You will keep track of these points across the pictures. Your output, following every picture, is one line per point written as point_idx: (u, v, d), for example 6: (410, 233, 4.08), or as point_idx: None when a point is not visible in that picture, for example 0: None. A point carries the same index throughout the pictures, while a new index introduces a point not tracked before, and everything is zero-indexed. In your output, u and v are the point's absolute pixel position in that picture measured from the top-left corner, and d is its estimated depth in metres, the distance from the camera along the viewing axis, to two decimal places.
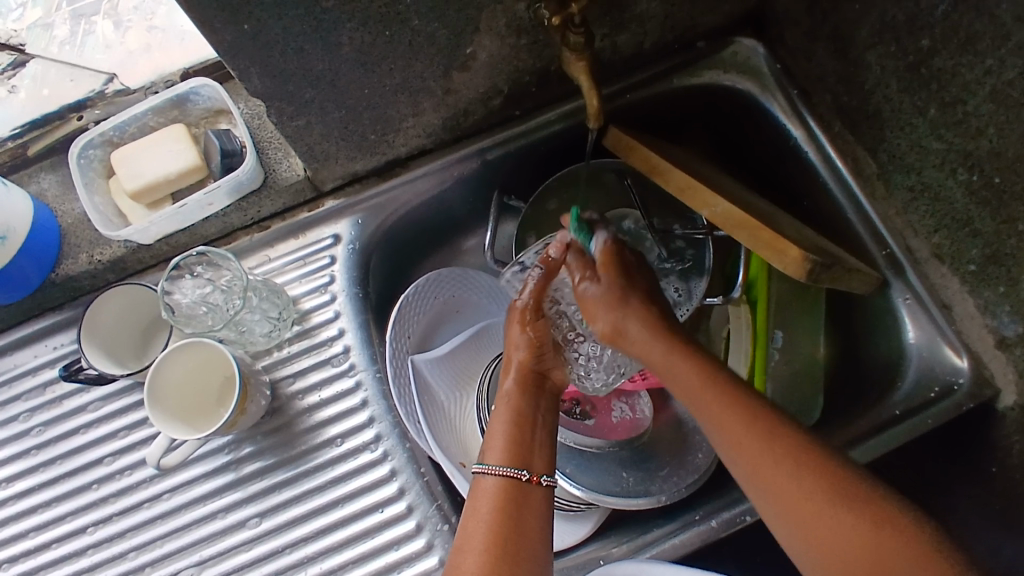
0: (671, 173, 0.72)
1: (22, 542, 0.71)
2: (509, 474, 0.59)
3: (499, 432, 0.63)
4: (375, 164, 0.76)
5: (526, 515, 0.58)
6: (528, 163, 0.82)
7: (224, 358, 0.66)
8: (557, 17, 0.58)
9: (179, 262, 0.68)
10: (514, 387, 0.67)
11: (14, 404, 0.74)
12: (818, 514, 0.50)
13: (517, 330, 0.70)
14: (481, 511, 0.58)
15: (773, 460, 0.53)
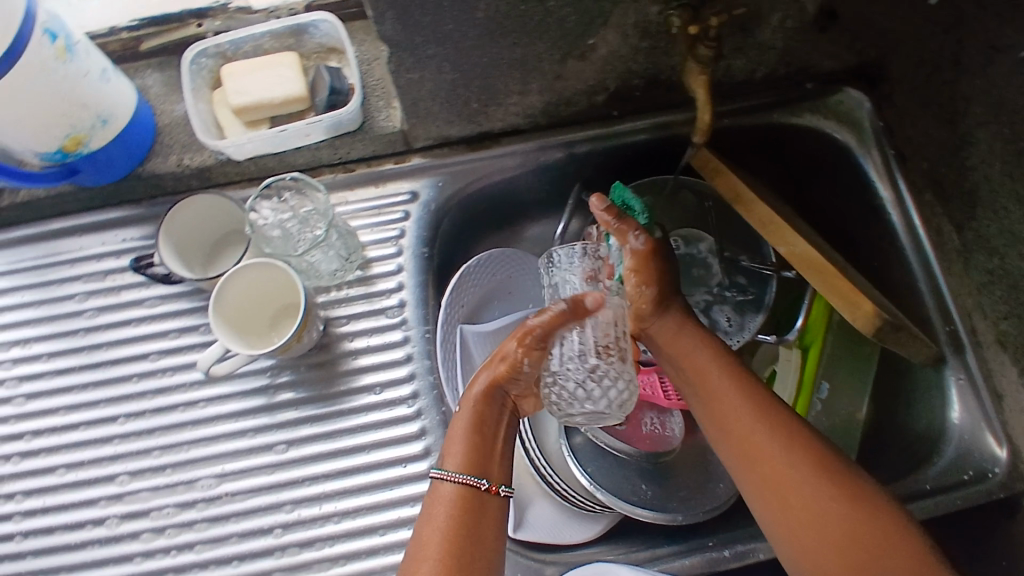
0: (754, 204, 0.73)
1: (52, 418, 0.72)
2: (467, 482, 0.57)
3: (458, 431, 0.60)
4: (469, 133, 0.77)
5: (483, 523, 0.57)
6: (612, 165, 0.82)
7: (293, 285, 0.68)
8: (694, 27, 0.59)
9: (271, 183, 0.70)
10: (481, 397, 0.62)
11: (74, 283, 0.75)
12: (798, 481, 0.56)
13: (512, 344, 0.63)
14: (435, 519, 0.56)
15: (762, 437, 0.59)
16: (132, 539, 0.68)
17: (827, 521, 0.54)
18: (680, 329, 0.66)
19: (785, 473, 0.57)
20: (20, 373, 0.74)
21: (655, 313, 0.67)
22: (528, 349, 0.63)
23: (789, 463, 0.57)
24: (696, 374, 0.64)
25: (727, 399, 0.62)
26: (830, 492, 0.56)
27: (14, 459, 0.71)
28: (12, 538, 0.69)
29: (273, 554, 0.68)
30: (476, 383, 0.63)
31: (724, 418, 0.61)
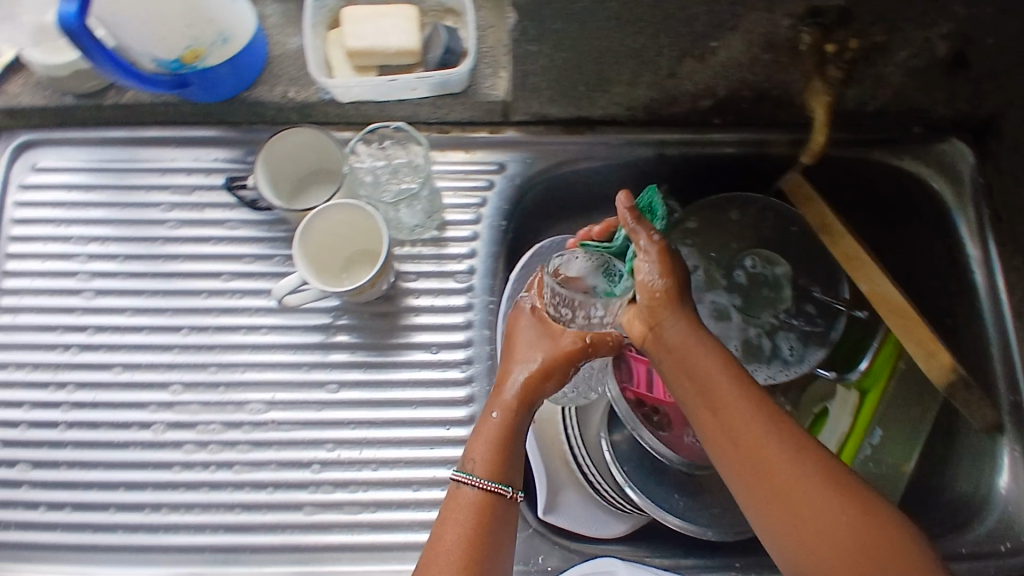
0: (843, 237, 0.74)
1: (117, 316, 0.72)
2: (490, 489, 0.57)
3: (495, 438, 0.59)
4: (568, 115, 0.76)
5: (500, 532, 0.57)
6: (700, 174, 0.82)
7: (377, 232, 0.69)
8: (835, 46, 0.63)
9: (375, 128, 0.71)
10: (512, 406, 0.61)
11: (162, 193, 0.76)
12: (804, 489, 0.52)
13: (560, 358, 0.63)
14: (455, 523, 0.56)
15: (766, 440, 0.54)
16: (175, 448, 0.69)
17: (837, 531, 0.51)
18: (690, 331, 0.58)
19: (812, 502, 0.52)
20: (93, 268, 0.74)
21: (667, 309, 0.58)
22: (573, 366, 0.63)
23: (793, 469, 0.53)
24: (706, 385, 0.56)
25: (727, 400, 0.55)
26: (838, 501, 0.52)
27: (73, 349, 0.71)
28: (57, 426, 0.70)
29: (307, 488, 0.69)
30: (513, 389, 0.62)
31: (723, 419, 0.55)
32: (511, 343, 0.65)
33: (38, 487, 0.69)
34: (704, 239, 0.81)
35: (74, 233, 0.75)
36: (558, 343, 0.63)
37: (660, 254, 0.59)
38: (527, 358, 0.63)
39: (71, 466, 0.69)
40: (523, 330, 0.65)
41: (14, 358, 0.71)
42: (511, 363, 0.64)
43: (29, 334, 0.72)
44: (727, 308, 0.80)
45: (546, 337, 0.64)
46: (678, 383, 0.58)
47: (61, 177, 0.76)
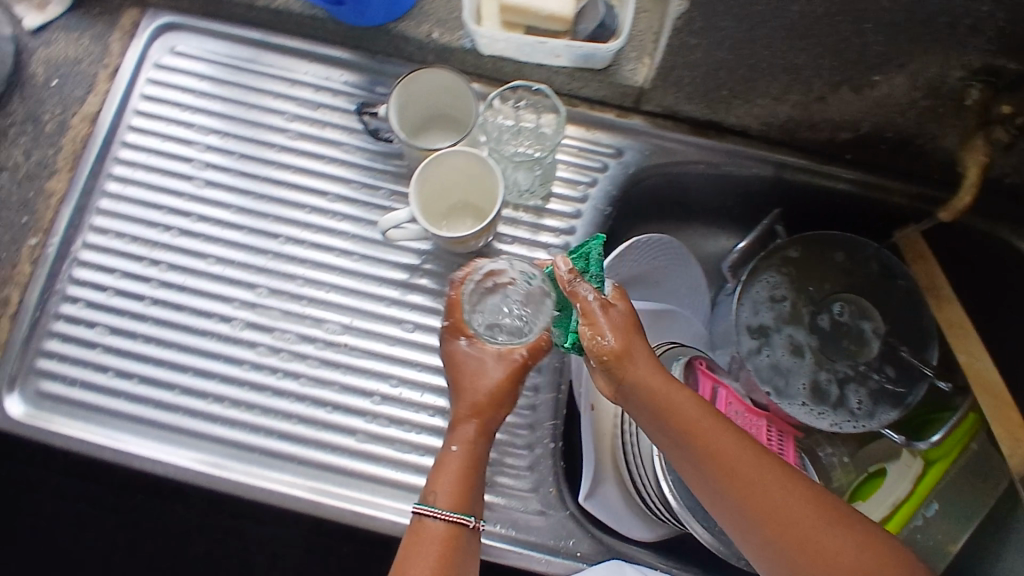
0: (952, 306, 0.76)
1: (221, 211, 0.74)
2: (456, 521, 0.58)
3: (461, 469, 0.61)
4: (700, 116, 0.76)
5: (465, 563, 0.58)
6: (812, 206, 0.81)
7: (495, 193, 0.69)
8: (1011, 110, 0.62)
9: (517, 86, 0.70)
10: (473, 437, 0.63)
11: (288, 103, 0.77)
12: (802, 527, 0.53)
13: (506, 381, 0.65)
14: (422, 558, 0.56)
15: (754, 481, 0.55)
16: (248, 347, 0.71)
17: (842, 568, 0.51)
18: (655, 378, 0.60)
19: (811, 534, 0.52)
20: (207, 160, 0.75)
21: (626, 365, 0.60)
22: (518, 385, 0.66)
23: (788, 508, 0.53)
24: (683, 435, 0.57)
25: (707, 451, 0.56)
26: (838, 536, 0.52)
27: (173, 232, 0.73)
28: (142, 299, 0.71)
29: (364, 416, 0.70)
30: (468, 422, 0.63)
31: (706, 470, 0.56)
32: (456, 372, 0.65)
33: (111, 353, 0.70)
34: (803, 273, 0.80)
35: (196, 121, 0.76)
36: (502, 367, 0.65)
37: (606, 314, 0.61)
38: (478, 388, 0.64)
39: (147, 340, 0.70)
40: (463, 361, 0.66)
41: (115, 227, 0.73)
42: (463, 395, 0.64)
43: (135, 208, 0.73)
44: (805, 346, 0.78)
45: (488, 360, 0.65)
46: (657, 433, 0.60)
47: (195, 65, 0.78)
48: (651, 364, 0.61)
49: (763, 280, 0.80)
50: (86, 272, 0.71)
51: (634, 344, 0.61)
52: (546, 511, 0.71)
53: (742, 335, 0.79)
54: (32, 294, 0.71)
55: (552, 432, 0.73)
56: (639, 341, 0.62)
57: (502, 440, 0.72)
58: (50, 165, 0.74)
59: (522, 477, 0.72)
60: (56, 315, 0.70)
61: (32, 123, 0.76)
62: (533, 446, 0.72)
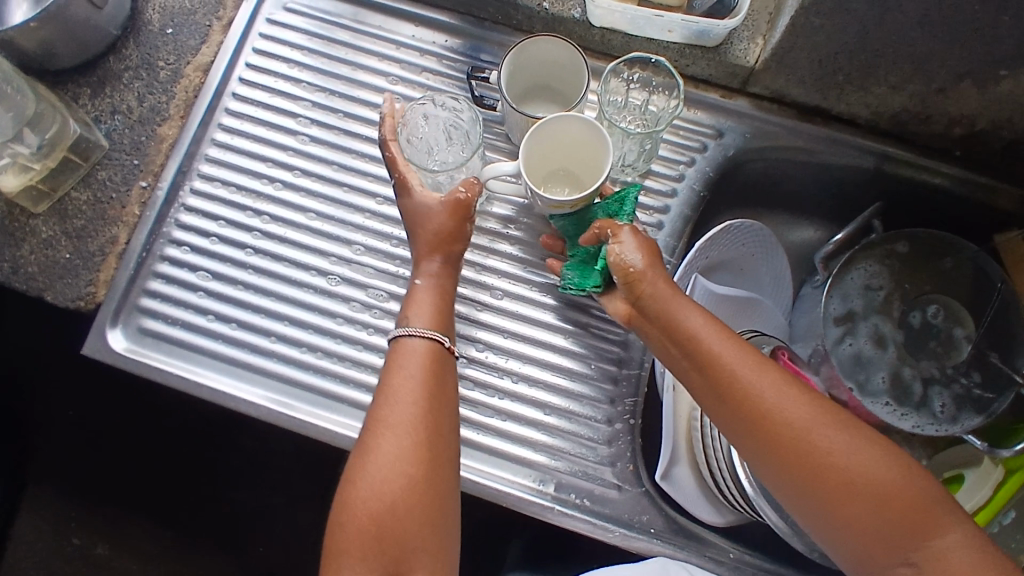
0: None
1: (324, 168, 0.75)
2: (433, 337, 0.58)
3: (428, 298, 0.61)
4: (807, 101, 0.75)
5: (446, 382, 0.57)
6: (913, 202, 0.80)
7: (598, 167, 0.68)
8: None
9: (633, 59, 0.69)
10: (433, 275, 0.63)
11: (393, 65, 0.78)
12: (805, 433, 0.52)
13: (452, 222, 0.63)
14: (404, 378, 0.55)
15: (759, 387, 0.54)
16: (342, 302, 0.72)
17: (840, 476, 0.51)
18: (664, 287, 0.60)
19: (808, 436, 0.52)
20: (312, 117, 0.76)
21: (645, 280, 0.61)
22: (465, 228, 0.64)
23: (792, 414, 0.53)
24: (685, 331, 0.57)
25: (709, 355, 0.56)
26: (841, 445, 0.51)
27: (276, 184, 0.74)
28: (244, 249, 0.73)
29: None
30: (429, 261, 0.63)
31: (708, 374, 0.56)
32: (408, 222, 0.64)
33: (211, 297, 0.71)
34: (901, 274, 0.80)
35: (305, 79, 0.77)
36: (444, 211, 0.63)
37: (632, 235, 0.62)
38: (428, 232, 0.63)
39: (246, 287, 0.72)
40: (412, 215, 0.64)
41: (222, 177, 0.74)
42: (418, 239, 0.64)
43: (241, 159, 0.75)
44: (888, 340, 0.78)
45: (429, 208, 0.63)
46: (662, 337, 0.59)
47: (305, 23, 0.79)
48: (667, 282, 0.61)
49: (859, 270, 0.80)
50: (191, 218, 0.73)
51: (657, 266, 0.61)
52: (622, 486, 0.71)
53: (828, 325, 0.79)
54: (140, 235, 0.72)
55: (632, 409, 0.73)
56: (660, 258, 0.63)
57: (582, 412, 0.72)
58: (162, 111, 0.76)
59: (600, 450, 0.72)
60: (161, 257, 0.72)
61: (146, 69, 0.76)
62: (613, 421, 0.72)
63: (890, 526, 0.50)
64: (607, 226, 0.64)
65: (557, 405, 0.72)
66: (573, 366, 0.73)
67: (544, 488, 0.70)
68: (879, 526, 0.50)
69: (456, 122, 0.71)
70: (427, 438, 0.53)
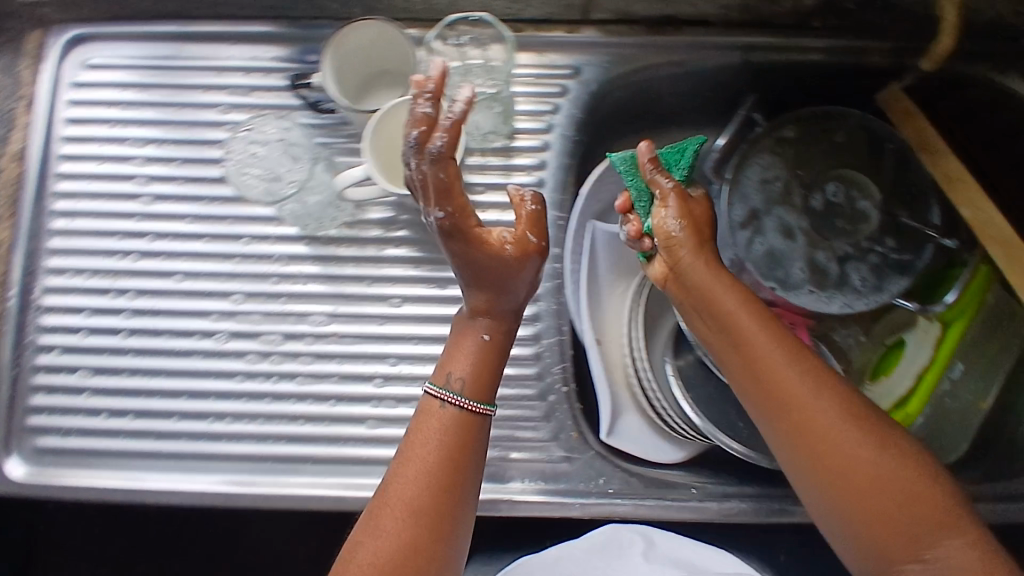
0: (945, 158, 0.72)
1: (175, 224, 0.70)
2: (478, 412, 0.55)
3: (472, 352, 0.58)
4: (654, 13, 0.71)
5: (476, 453, 0.55)
6: (794, 83, 0.76)
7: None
8: None
9: (452, 21, 0.66)
10: (495, 333, 0.58)
11: (218, 93, 0.72)
12: (831, 434, 0.51)
13: (529, 275, 0.58)
14: (421, 444, 0.54)
15: (795, 382, 0.53)
16: (237, 357, 0.69)
17: (859, 482, 0.50)
18: (710, 268, 0.58)
19: (831, 432, 0.51)
20: (150, 173, 0.71)
21: (686, 252, 0.60)
22: (535, 272, 0.59)
23: (824, 410, 0.52)
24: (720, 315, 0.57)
25: (752, 338, 0.55)
26: (868, 453, 0.51)
27: (134, 256, 0.70)
28: (119, 333, 0.68)
29: (370, 402, 0.68)
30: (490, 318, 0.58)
31: (748, 356, 0.55)
32: (467, 276, 0.56)
33: (100, 394, 0.67)
34: (795, 159, 0.77)
35: (131, 134, 0.71)
36: (519, 264, 0.57)
37: (678, 201, 0.61)
38: (504, 293, 0.57)
39: (134, 372, 0.68)
40: (478, 267, 0.56)
41: (74, 265, 0.69)
42: (481, 297, 0.58)
43: (87, 241, 0.70)
44: (796, 230, 0.76)
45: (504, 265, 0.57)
46: (700, 313, 0.59)
47: (113, 75, 0.73)
48: (711, 258, 0.59)
49: (754, 165, 0.77)
50: (53, 317, 0.68)
51: (699, 241, 0.60)
52: (571, 456, 0.69)
53: (734, 230, 0.76)
54: (5, 350, 0.68)
55: (562, 376, 0.71)
56: (708, 236, 0.61)
57: (512, 395, 0.70)
58: None
59: (535, 431, 0.70)
60: (34, 367, 0.68)
61: None
62: (546, 395, 0.70)
63: (908, 535, 0.49)
64: (659, 176, 0.62)
65: None
66: None
67: (494, 482, 0.68)
68: (897, 534, 0.49)
69: (289, 138, 0.68)
70: (431, 517, 0.51)
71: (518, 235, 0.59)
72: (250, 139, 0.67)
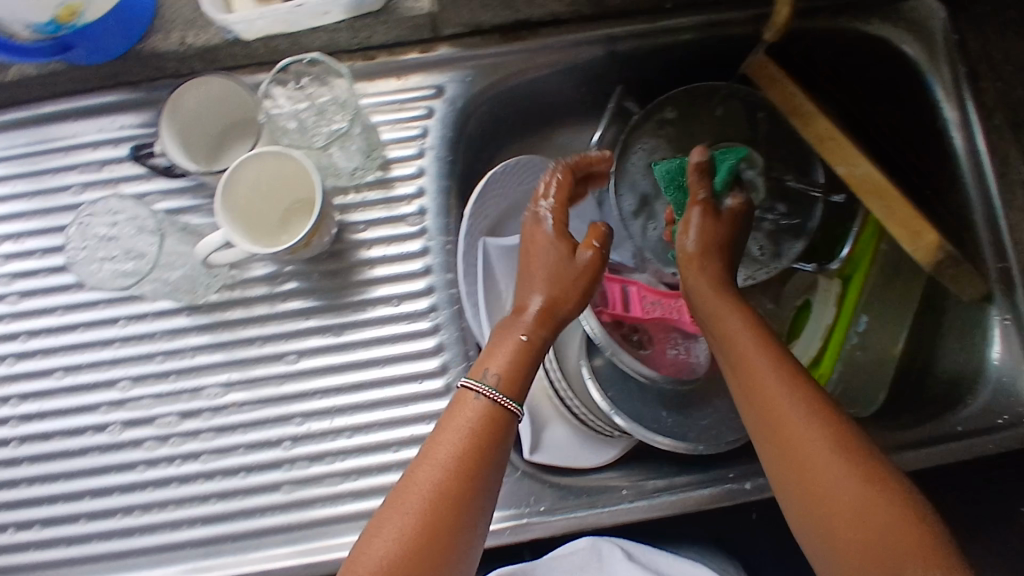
0: (814, 118, 0.67)
1: (48, 318, 0.69)
2: (507, 409, 0.55)
3: (504, 350, 0.58)
4: (505, 20, 0.68)
5: (500, 448, 0.54)
6: (662, 65, 0.75)
7: (309, 184, 0.60)
8: None
9: (286, 64, 0.62)
10: (535, 328, 0.60)
11: (70, 175, 0.70)
12: (811, 450, 0.50)
13: (580, 279, 0.62)
14: (447, 432, 0.54)
15: (783, 397, 0.53)
16: (135, 447, 0.67)
17: (837, 500, 0.49)
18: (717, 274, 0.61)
19: (813, 449, 0.50)
20: (9, 270, 0.70)
21: (697, 246, 0.63)
22: (588, 283, 0.63)
23: (807, 424, 0.51)
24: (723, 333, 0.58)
25: (745, 348, 0.56)
26: (847, 471, 0.49)
27: (10, 360, 0.69)
28: (9, 443, 0.68)
29: (281, 467, 0.66)
30: (534, 314, 0.60)
31: (741, 365, 0.56)
32: (527, 267, 0.63)
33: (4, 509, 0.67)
34: (677, 139, 0.77)
35: None
36: (577, 266, 0.62)
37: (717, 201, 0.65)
38: (555, 288, 0.61)
39: (32, 481, 0.67)
40: (540, 258, 0.63)
41: None
42: (532, 291, 0.62)
43: None
44: None
45: (563, 262, 0.62)
46: (705, 322, 0.61)
47: None
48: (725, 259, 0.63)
49: (639, 150, 0.77)
50: None
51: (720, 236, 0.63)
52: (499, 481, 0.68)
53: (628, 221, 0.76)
54: None
55: None
56: (731, 235, 0.64)
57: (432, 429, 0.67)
58: None
59: None
60: None
61: None
62: None
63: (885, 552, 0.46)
64: (697, 185, 0.65)
65: (402, 437, 0.67)
66: (401, 392, 0.68)
67: None
68: (874, 551, 0.47)
69: (139, 215, 0.64)
70: (449, 507, 0.51)
71: (587, 246, 0.63)
72: (96, 222, 0.64)
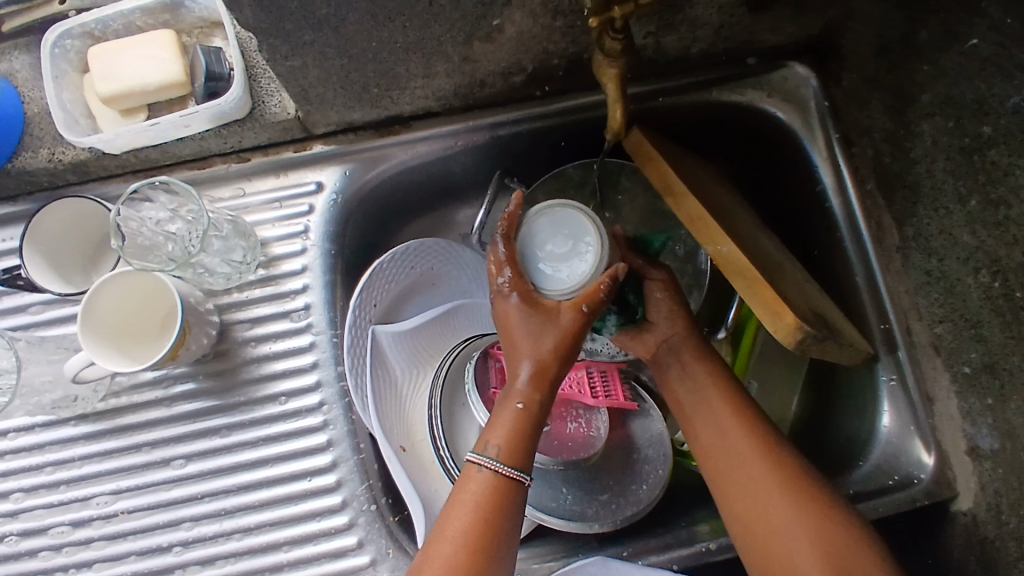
0: (682, 196, 0.64)
1: None
2: (513, 477, 0.57)
3: (507, 424, 0.59)
4: (376, 117, 0.69)
5: (511, 517, 0.56)
6: (542, 146, 0.76)
7: (133, 284, 0.64)
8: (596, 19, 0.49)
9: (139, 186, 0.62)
10: (527, 395, 0.60)
11: None
12: (767, 496, 0.56)
13: (560, 343, 0.60)
14: (461, 503, 0.56)
15: (738, 452, 0.59)
16: (31, 557, 0.68)
17: (797, 538, 0.54)
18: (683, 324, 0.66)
19: (770, 494, 0.57)
20: None
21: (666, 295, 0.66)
22: (574, 336, 0.61)
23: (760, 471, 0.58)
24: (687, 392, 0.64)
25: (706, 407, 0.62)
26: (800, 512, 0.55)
27: None
28: None
29: (173, 572, 0.67)
30: (524, 381, 0.60)
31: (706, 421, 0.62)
32: (507, 332, 0.61)
33: None
34: None
35: None
36: (557, 332, 0.60)
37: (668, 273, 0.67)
38: (537, 356, 0.60)
39: None
40: (517, 324, 0.61)
41: None
42: (520, 361, 0.60)
43: None
44: None
45: (541, 331, 0.60)
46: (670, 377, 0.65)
47: None
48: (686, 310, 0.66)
49: None
50: None
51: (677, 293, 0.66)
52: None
53: None
54: None
55: (369, 495, 0.69)
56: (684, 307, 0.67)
57: (322, 528, 0.68)
58: None
59: (357, 557, 0.68)
60: None
61: None
62: (356, 519, 0.69)
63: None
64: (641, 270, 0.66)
65: (292, 536, 0.68)
66: (293, 489, 0.69)
67: None
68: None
69: None
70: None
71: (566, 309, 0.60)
72: None
